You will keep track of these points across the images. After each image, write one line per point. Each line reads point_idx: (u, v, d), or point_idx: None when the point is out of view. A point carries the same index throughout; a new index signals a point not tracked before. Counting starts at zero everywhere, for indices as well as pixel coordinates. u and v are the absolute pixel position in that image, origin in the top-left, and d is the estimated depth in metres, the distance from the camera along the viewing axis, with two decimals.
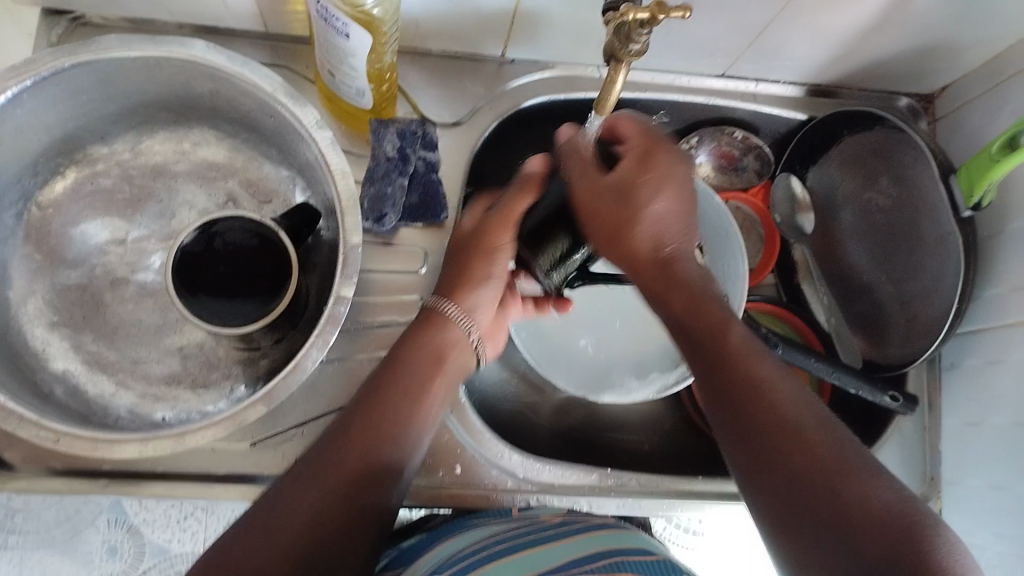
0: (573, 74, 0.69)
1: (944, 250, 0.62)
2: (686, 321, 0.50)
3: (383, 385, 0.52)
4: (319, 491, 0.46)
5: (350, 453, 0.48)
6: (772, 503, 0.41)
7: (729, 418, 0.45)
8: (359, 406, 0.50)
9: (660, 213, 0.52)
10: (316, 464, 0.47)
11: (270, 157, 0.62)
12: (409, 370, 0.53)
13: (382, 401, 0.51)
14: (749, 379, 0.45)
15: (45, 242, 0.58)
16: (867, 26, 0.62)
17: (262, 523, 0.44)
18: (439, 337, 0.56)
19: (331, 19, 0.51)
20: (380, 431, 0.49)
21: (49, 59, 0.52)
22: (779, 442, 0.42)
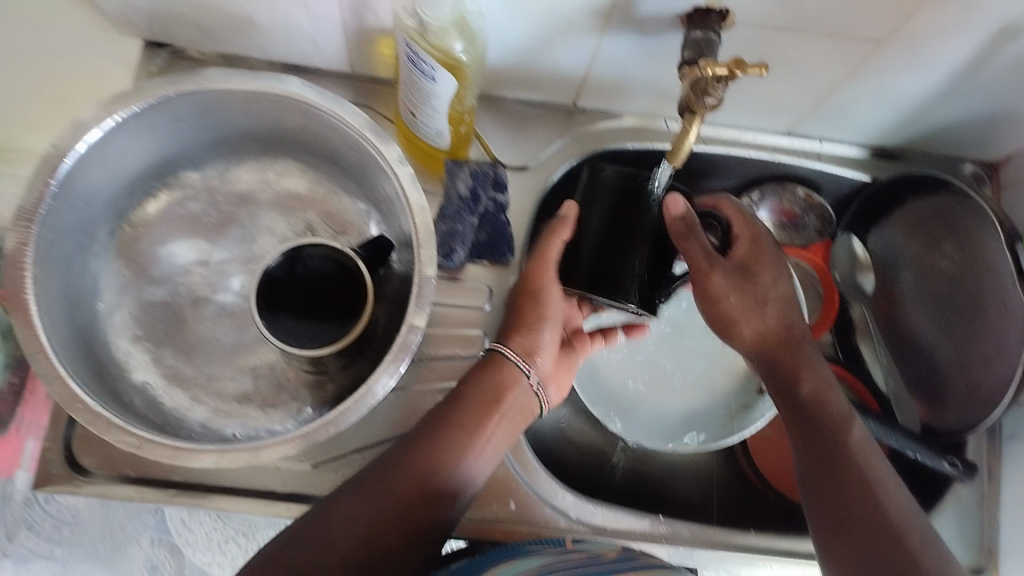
0: (641, 125, 0.71)
1: (1009, 318, 0.61)
2: (781, 387, 0.59)
3: (447, 413, 0.54)
4: (367, 503, 0.49)
5: (409, 476, 0.50)
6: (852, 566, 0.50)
7: (822, 480, 0.54)
8: (425, 430, 0.53)
9: (774, 318, 0.61)
10: (376, 485, 0.50)
11: (348, 190, 0.65)
12: (469, 398, 0.54)
13: (446, 426, 0.53)
14: (836, 443, 0.55)
15: (134, 259, 0.61)
16: (935, 92, 0.63)
17: (319, 535, 0.47)
18: (497, 374, 0.56)
19: (419, 62, 0.54)
20: (442, 454, 0.52)
21: (157, 88, 0.56)
22: (860, 505, 0.51)
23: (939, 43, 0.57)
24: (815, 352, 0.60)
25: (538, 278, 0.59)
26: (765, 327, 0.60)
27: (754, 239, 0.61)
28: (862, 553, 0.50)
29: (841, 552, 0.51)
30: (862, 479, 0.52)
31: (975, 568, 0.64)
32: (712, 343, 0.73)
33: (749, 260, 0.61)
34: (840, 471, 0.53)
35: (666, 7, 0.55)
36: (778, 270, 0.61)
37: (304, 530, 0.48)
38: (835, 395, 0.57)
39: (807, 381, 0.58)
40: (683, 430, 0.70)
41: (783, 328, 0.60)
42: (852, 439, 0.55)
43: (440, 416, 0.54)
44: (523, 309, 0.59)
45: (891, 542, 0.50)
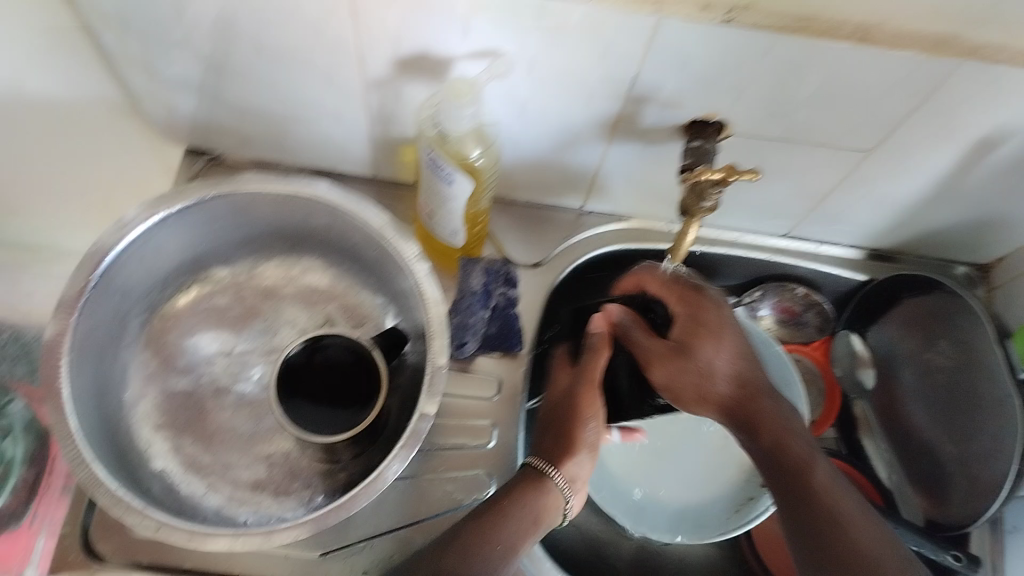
0: (646, 227, 0.75)
1: (1004, 411, 0.63)
2: (748, 440, 0.59)
3: (483, 528, 0.54)
4: None
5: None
6: None
7: (806, 532, 0.55)
8: (464, 542, 0.53)
9: (723, 382, 0.60)
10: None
11: (368, 285, 0.69)
12: (509, 518, 0.54)
13: (484, 540, 0.53)
14: (810, 491, 0.56)
15: (163, 350, 0.64)
16: (924, 197, 0.67)
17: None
18: (536, 487, 0.57)
19: (438, 169, 0.58)
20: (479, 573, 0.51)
21: (195, 190, 0.60)
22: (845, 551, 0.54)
23: (921, 152, 0.61)
24: (777, 404, 0.60)
25: (587, 402, 0.61)
26: (714, 392, 0.60)
27: (692, 315, 0.61)
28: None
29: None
30: (841, 524, 0.55)
31: None
32: (717, 437, 0.74)
33: (686, 338, 0.61)
34: (822, 532, 0.55)
35: (669, 120, 0.60)
36: (720, 341, 0.60)
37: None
38: (798, 438, 0.58)
39: (767, 429, 0.59)
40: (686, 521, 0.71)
41: (738, 389, 0.60)
42: (821, 480, 0.57)
43: (477, 528, 0.54)
44: (570, 428, 0.60)
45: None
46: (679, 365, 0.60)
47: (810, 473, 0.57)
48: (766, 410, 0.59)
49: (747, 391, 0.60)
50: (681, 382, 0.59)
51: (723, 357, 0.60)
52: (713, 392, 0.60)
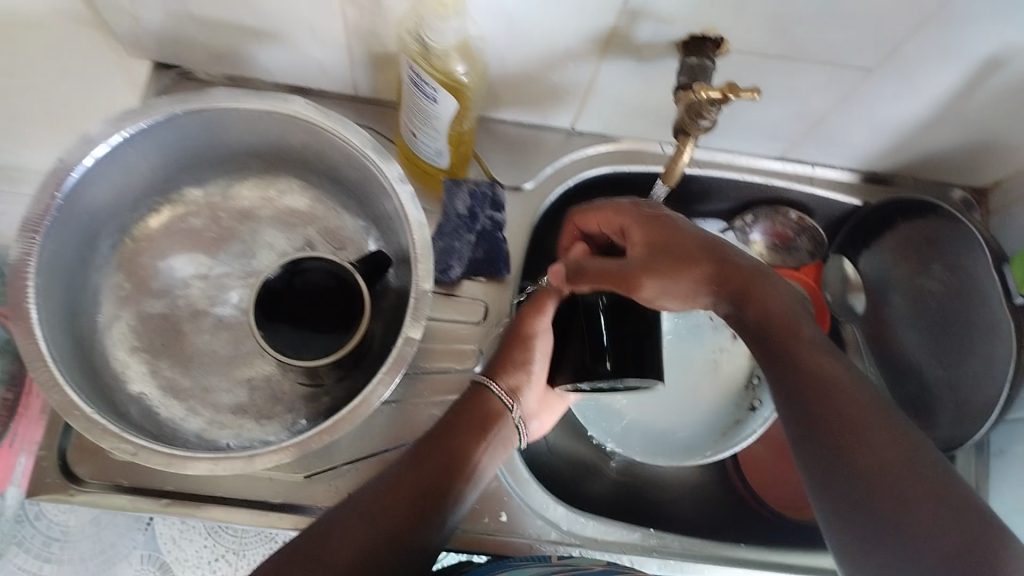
0: (637, 148, 0.73)
1: (996, 337, 0.63)
2: (733, 314, 0.55)
3: (438, 444, 0.54)
4: (360, 527, 0.49)
5: (410, 510, 0.51)
6: (845, 482, 0.47)
7: (793, 400, 0.50)
8: (419, 459, 0.53)
9: (699, 258, 0.55)
10: (375, 513, 0.50)
11: (348, 207, 0.66)
12: (462, 436, 0.55)
13: (440, 456, 0.53)
14: (795, 357, 0.51)
15: (135, 273, 0.62)
16: (925, 119, 0.65)
17: (317, 551, 0.47)
18: (485, 400, 0.58)
19: (421, 84, 0.55)
20: (439, 491, 0.52)
21: (164, 106, 0.57)
22: (835, 414, 0.48)
23: (925, 72, 0.58)
24: (754, 261, 0.56)
25: (531, 325, 0.60)
26: (692, 269, 0.55)
27: (647, 217, 0.57)
28: (848, 470, 0.47)
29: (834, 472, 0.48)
30: (831, 387, 0.49)
31: None
32: (706, 363, 0.74)
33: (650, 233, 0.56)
34: (810, 389, 0.50)
35: (662, 35, 0.56)
36: (681, 227, 0.56)
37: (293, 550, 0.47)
38: (785, 294, 0.54)
39: (753, 292, 0.53)
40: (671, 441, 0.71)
41: (715, 259, 0.55)
42: (806, 346, 0.51)
43: (431, 443, 0.54)
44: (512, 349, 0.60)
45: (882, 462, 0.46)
46: (667, 267, 0.54)
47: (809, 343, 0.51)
48: (748, 273, 0.54)
49: (721, 259, 0.55)
50: (670, 291, 0.54)
51: (689, 243, 0.56)
52: (684, 286, 0.55)
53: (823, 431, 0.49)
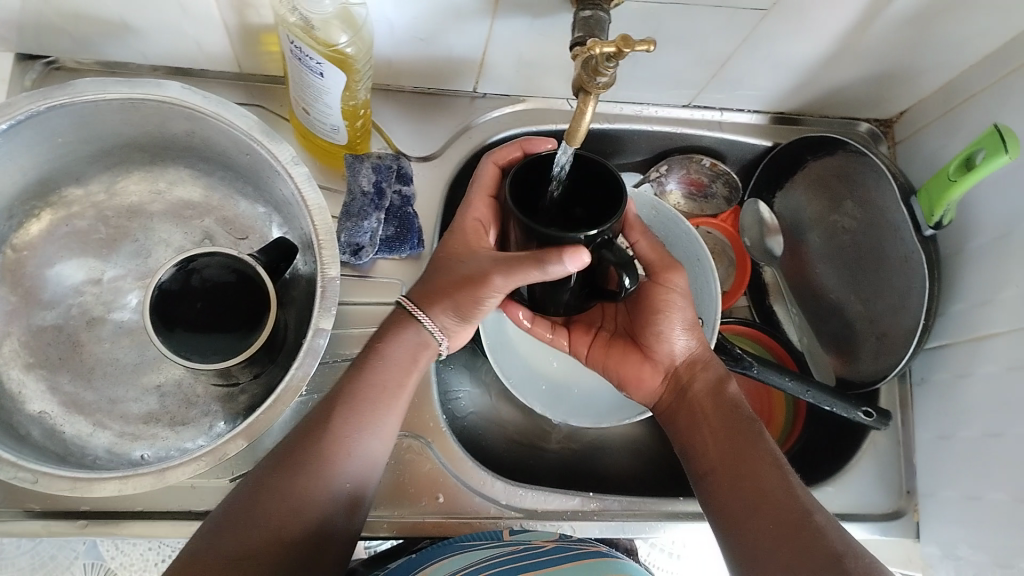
0: (544, 107, 0.71)
1: (910, 268, 0.63)
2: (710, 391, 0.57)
3: (360, 382, 0.52)
4: (276, 486, 0.48)
5: (338, 457, 0.49)
6: (752, 531, 0.49)
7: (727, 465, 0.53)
8: (342, 401, 0.51)
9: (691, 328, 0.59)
10: (303, 463, 0.48)
11: (246, 194, 0.63)
12: (385, 369, 0.53)
13: (359, 403, 0.51)
14: (744, 431, 0.54)
15: (20, 285, 0.58)
16: (826, 55, 0.64)
17: (249, 516, 0.46)
18: (412, 337, 0.54)
19: (304, 58, 0.51)
20: (364, 434, 0.51)
21: (24, 103, 0.52)
22: (753, 472, 0.51)
23: (823, 7, 0.58)
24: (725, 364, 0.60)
25: (491, 276, 0.52)
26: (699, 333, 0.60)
27: (661, 254, 0.60)
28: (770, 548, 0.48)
29: (737, 534, 0.50)
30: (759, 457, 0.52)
31: (893, 512, 0.67)
32: None
33: (655, 269, 0.60)
34: (727, 463, 0.53)
35: None
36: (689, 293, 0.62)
37: (226, 515, 0.46)
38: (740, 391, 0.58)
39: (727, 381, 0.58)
40: (590, 405, 0.69)
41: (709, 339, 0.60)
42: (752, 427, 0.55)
43: (353, 380, 0.52)
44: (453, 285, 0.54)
45: (776, 514, 0.49)
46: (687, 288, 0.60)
47: (753, 419, 0.55)
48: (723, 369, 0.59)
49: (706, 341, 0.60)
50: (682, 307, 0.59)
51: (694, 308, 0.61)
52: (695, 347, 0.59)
53: (748, 511, 0.50)
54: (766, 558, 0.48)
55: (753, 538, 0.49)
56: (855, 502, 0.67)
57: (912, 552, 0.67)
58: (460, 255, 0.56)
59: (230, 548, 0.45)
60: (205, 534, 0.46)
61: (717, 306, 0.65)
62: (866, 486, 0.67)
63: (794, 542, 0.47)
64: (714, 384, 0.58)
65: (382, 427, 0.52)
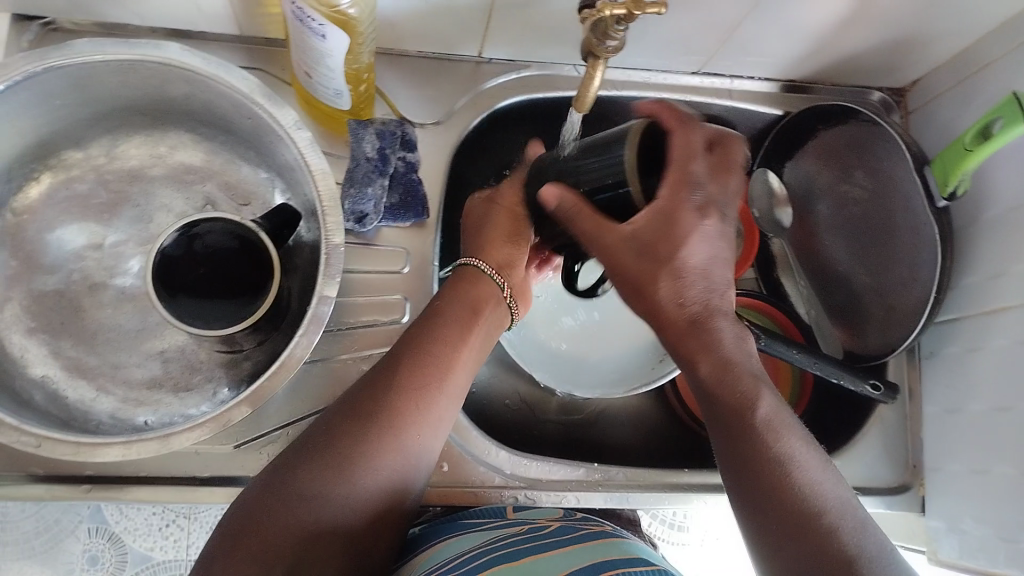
0: (551, 72, 0.70)
1: (923, 241, 0.62)
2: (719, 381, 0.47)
3: (434, 342, 0.52)
4: (347, 431, 0.48)
5: (412, 415, 0.49)
6: (761, 510, 0.44)
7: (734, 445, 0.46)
8: (420, 358, 0.51)
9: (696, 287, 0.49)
10: (372, 413, 0.48)
11: (249, 159, 0.62)
12: (457, 329, 0.54)
13: (426, 358, 0.51)
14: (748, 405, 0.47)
15: (21, 249, 0.57)
16: (840, 21, 0.63)
17: (320, 463, 0.46)
18: (478, 300, 0.56)
19: (306, 20, 0.50)
20: (439, 395, 0.51)
21: (22, 64, 0.51)
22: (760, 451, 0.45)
23: None
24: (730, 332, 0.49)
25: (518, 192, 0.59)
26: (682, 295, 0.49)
27: (600, 220, 0.48)
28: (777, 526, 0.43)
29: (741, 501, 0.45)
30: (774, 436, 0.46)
31: (900, 486, 0.68)
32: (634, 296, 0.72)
33: (655, 238, 0.47)
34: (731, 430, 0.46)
35: None
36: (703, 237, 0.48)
37: (301, 453, 0.47)
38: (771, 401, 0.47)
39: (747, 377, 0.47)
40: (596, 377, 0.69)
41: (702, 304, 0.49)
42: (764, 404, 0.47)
43: (420, 336, 0.52)
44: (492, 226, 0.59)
45: (786, 490, 0.43)
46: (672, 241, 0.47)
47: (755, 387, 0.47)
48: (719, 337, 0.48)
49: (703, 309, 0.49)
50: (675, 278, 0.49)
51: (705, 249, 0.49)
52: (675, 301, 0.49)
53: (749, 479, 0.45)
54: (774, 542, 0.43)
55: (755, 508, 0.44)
56: (861, 475, 0.67)
57: (916, 525, 0.67)
58: (476, 218, 0.60)
59: (302, 495, 0.45)
60: (277, 470, 0.46)
61: None
62: (871, 457, 0.67)
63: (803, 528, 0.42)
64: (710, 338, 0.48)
65: (454, 388, 0.52)
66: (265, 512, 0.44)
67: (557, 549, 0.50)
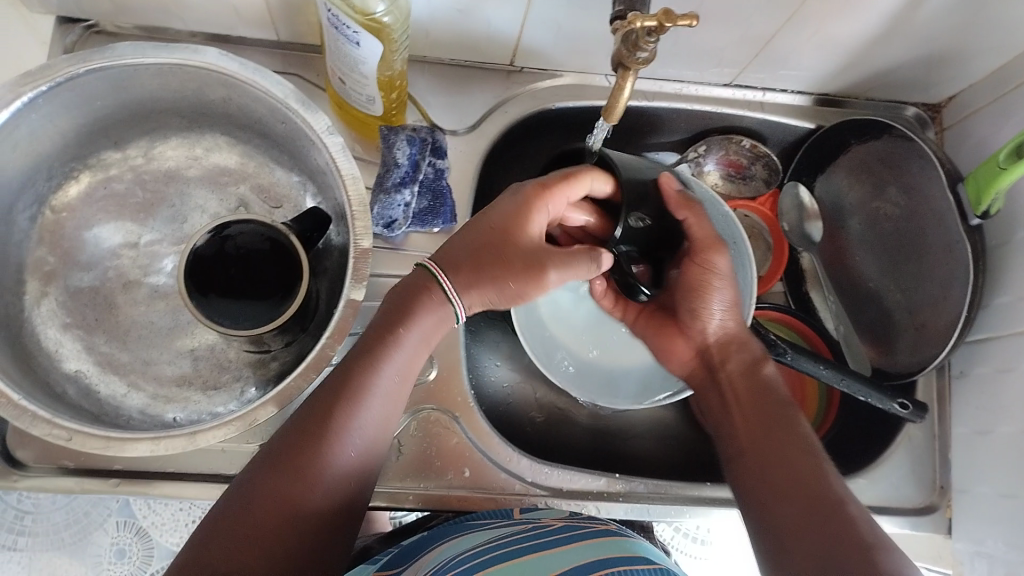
0: (581, 82, 0.70)
1: (954, 258, 0.62)
2: (751, 400, 0.56)
3: (353, 371, 0.49)
4: (271, 478, 0.45)
5: (343, 446, 0.47)
6: (779, 514, 0.49)
7: (761, 460, 0.52)
8: (341, 387, 0.48)
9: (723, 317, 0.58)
10: (303, 451, 0.46)
11: (281, 162, 0.63)
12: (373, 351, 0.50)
13: (356, 377, 0.49)
14: (771, 427, 0.53)
15: (59, 245, 0.59)
16: (875, 35, 0.62)
17: (244, 511, 0.44)
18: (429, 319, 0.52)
19: (341, 26, 0.51)
20: (361, 429, 0.48)
21: (65, 65, 0.53)
22: (779, 467, 0.51)
23: None
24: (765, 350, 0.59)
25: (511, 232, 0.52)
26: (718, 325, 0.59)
27: (707, 236, 0.56)
28: (795, 529, 0.47)
29: (762, 503, 0.50)
30: (793, 452, 0.51)
31: (926, 507, 0.66)
32: None
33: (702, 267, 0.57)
34: (760, 447, 0.52)
35: None
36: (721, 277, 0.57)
37: (226, 519, 0.44)
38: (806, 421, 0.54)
39: (773, 405, 0.55)
40: (619, 386, 0.69)
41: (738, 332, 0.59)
42: (788, 428, 0.53)
43: (354, 354, 0.50)
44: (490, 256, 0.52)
45: (805, 495, 0.48)
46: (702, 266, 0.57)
47: (790, 409, 0.54)
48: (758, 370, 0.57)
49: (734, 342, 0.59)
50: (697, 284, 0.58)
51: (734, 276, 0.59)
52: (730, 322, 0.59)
53: (776, 480, 0.50)
54: (793, 539, 0.47)
55: (772, 508, 0.49)
56: (887, 495, 0.66)
57: (943, 547, 0.66)
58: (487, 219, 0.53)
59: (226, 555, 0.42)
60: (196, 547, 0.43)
61: (751, 289, 0.64)
62: (898, 480, 0.66)
63: (821, 522, 0.46)
64: (751, 362, 0.58)
65: (378, 418, 0.50)
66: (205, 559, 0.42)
67: (562, 546, 0.50)
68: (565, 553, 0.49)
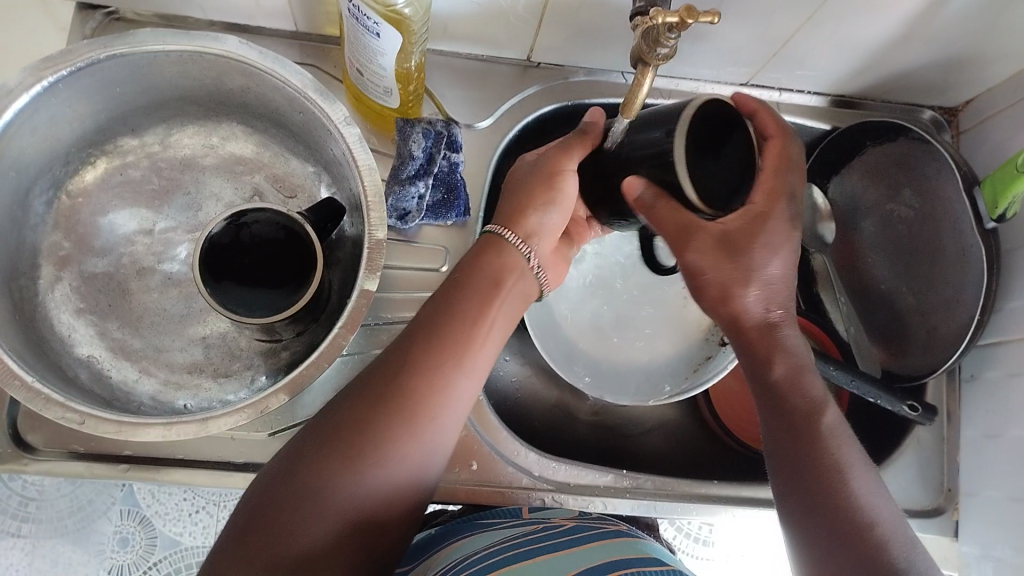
0: (598, 79, 0.70)
1: (968, 262, 0.62)
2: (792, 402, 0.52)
3: (430, 351, 0.48)
4: (334, 449, 0.45)
5: (413, 435, 0.47)
6: (815, 527, 0.47)
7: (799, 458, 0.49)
8: (412, 366, 0.48)
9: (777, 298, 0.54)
10: (367, 428, 0.45)
11: (297, 153, 0.63)
12: (450, 328, 0.49)
13: (430, 356, 0.48)
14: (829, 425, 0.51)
15: (74, 230, 0.59)
16: (895, 37, 0.62)
17: (298, 477, 0.44)
18: (487, 270, 0.53)
19: (362, 17, 0.51)
20: (434, 419, 0.48)
21: (85, 50, 0.53)
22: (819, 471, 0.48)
23: None
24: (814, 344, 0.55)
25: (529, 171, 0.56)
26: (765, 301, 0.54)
27: (685, 228, 0.48)
28: (831, 541, 0.46)
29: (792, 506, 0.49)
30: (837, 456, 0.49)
31: (932, 508, 0.66)
32: (672, 313, 0.72)
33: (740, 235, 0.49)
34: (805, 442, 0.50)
35: None
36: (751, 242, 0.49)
37: (283, 481, 0.44)
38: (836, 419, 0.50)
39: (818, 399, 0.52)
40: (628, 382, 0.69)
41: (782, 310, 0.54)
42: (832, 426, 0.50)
43: (433, 333, 0.49)
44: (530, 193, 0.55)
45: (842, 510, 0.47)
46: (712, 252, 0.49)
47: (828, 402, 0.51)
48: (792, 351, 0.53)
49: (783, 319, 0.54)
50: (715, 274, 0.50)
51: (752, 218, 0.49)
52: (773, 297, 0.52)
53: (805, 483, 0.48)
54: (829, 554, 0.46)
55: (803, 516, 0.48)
56: (895, 497, 0.66)
57: (950, 549, 0.66)
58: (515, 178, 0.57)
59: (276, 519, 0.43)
60: (255, 504, 0.44)
61: None
62: (905, 482, 0.66)
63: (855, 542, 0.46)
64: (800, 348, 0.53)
65: (451, 410, 0.49)
66: (250, 540, 0.42)
67: (567, 549, 0.50)
68: (576, 555, 0.49)
